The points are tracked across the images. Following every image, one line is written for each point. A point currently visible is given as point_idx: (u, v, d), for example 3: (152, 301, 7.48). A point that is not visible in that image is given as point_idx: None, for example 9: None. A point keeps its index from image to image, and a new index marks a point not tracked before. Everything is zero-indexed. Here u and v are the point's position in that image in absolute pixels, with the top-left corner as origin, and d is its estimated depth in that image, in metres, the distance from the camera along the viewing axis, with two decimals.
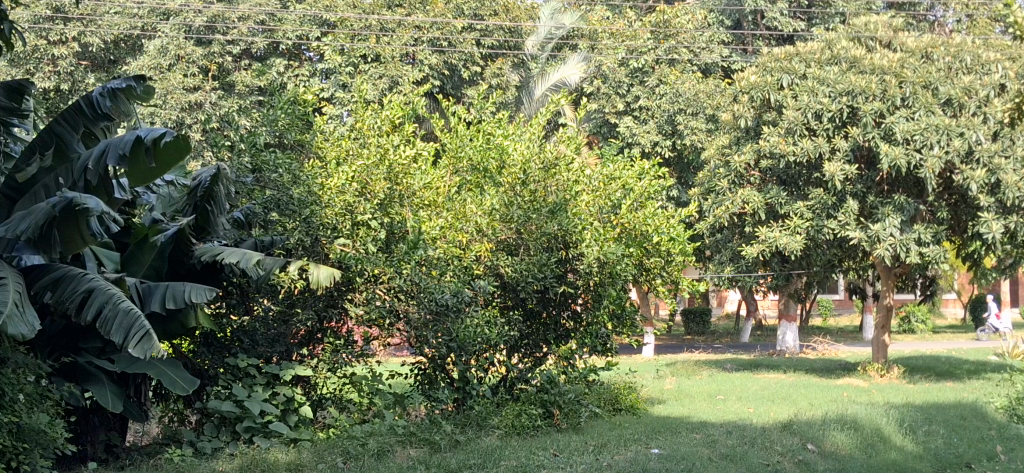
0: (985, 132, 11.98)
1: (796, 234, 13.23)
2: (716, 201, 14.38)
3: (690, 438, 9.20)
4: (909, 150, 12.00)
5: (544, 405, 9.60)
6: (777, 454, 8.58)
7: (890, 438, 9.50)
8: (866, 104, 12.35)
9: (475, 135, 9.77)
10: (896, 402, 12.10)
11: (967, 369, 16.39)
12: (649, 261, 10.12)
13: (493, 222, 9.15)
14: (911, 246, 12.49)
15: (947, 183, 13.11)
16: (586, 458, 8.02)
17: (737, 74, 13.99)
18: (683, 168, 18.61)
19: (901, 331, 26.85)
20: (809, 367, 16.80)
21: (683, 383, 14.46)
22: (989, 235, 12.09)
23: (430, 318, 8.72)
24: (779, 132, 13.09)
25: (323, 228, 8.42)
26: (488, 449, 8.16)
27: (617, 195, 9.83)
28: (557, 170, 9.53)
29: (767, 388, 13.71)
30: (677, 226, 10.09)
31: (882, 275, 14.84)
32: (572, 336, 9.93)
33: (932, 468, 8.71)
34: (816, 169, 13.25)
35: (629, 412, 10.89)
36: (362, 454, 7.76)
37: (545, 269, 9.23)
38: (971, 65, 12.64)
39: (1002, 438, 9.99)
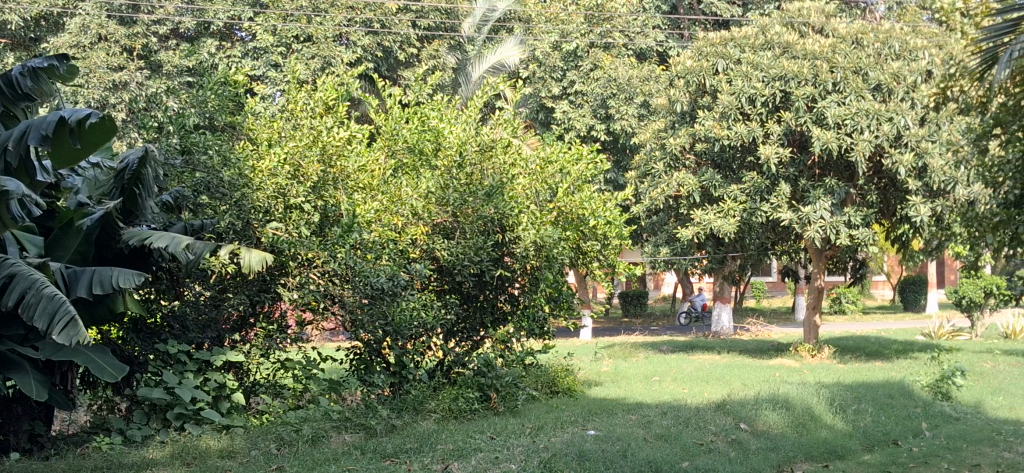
0: (914, 117, 12.20)
1: (730, 217, 13.37)
2: (652, 184, 14.51)
3: (626, 419, 9.28)
4: (840, 134, 12.25)
5: (481, 388, 9.66)
6: (710, 434, 8.69)
7: (820, 417, 9.69)
8: (798, 89, 12.56)
9: (411, 117, 9.71)
10: (826, 381, 12.37)
11: (895, 349, 16.80)
12: (585, 245, 10.15)
13: (429, 205, 9.10)
14: (841, 228, 12.72)
15: (876, 167, 13.37)
16: (522, 440, 8.02)
17: (673, 58, 14.15)
18: (619, 150, 18.73)
19: (833, 311, 27.44)
20: (742, 348, 17.06)
21: (620, 365, 14.57)
22: (917, 218, 12.34)
23: (366, 302, 8.58)
24: (713, 116, 13.26)
25: (255, 211, 8.25)
26: (425, 433, 8.13)
27: (554, 178, 9.92)
28: (492, 153, 9.55)
29: (701, 369, 13.88)
30: (613, 210, 10.15)
31: (813, 257, 15.12)
32: (508, 319, 9.94)
33: (861, 446, 8.93)
34: (749, 153, 13.42)
35: (567, 394, 10.94)
36: (297, 440, 7.65)
37: (481, 252, 9.18)
38: (898, 50, 12.79)
39: (927, 416, 10.32)
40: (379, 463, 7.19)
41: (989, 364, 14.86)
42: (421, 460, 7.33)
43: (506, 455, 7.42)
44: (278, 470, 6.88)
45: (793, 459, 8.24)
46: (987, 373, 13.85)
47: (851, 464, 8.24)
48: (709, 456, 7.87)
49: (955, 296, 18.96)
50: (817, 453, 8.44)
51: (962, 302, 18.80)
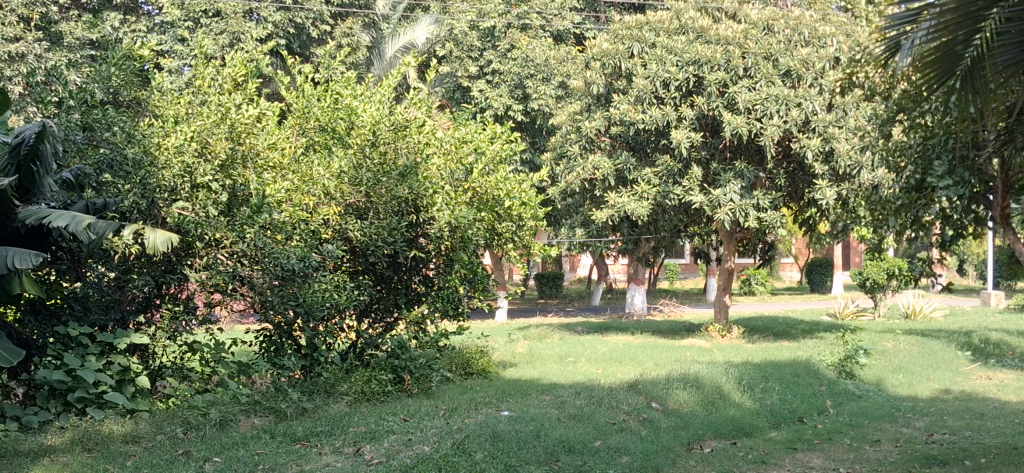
0: (822, 103, 12.48)
1: (644, 200, 13.50)
2: (568, 167, 14.56)
3: (540, 400, 9.32)
4: (750, 119, 12.46)
5: (395, 371, 9.46)
6: (623, 413, 8.79)
7: (729, 395, 9.88)
8: (711, 74, 12.72)
9: (322, 95, 9.55)
10: (735, 361, 12.62)
11: (802, 329, 17.26)
12: (500, 226, 10.12)
13: (341, 185, 8.90)
14: (750, 211, 12.94)
15: (785, 151, 13.64)
16: (436, 422, 7.97)
17: (590, 41, 14.25)
18: (536, 131, 18.82)
19: (743, 292, 28.11)
20: (655, 329, 17.31)
21: (534, 346, 14.60)
22: (823, 202, 12.62)
23: (277, 283, 8.38)
24: (628, 100, 13.35)
25: (159, 190, 7.85)
26: (336, 416, 8.03)
27: (469, 158, 9.84)
28: (406, 132, 9.44)
29: (614, 350, 14.03)
30: (529, 191, 10.18)
31: (724, 240, 15.39)
32: (422, 300, 9.86)
33: (768, 424, 9.13)
34: (663, 137, 13.55)
35: (481, 376, 10.95)
36: (204, 424, 7.46)
37: (395, 233, 9.09)
38: (808, 37, 13.00)
39: (832, 394, 10.65)
40: (289, 447, 7.06)
41: (891, 343, 15.39)
42: (332, 442, 7.24)
43: (419, 437, 7.37)
44: (183, 455, 6.71)
45: (703, 437, 8.38)
46: (888, 352, 14.33)
47: (758, 441, 8.42)
48: (621, 435, 7.96)
49: (859, 278, 19.59)
50: (725, 430, 8.60)
51: (865, 284, 19.42)
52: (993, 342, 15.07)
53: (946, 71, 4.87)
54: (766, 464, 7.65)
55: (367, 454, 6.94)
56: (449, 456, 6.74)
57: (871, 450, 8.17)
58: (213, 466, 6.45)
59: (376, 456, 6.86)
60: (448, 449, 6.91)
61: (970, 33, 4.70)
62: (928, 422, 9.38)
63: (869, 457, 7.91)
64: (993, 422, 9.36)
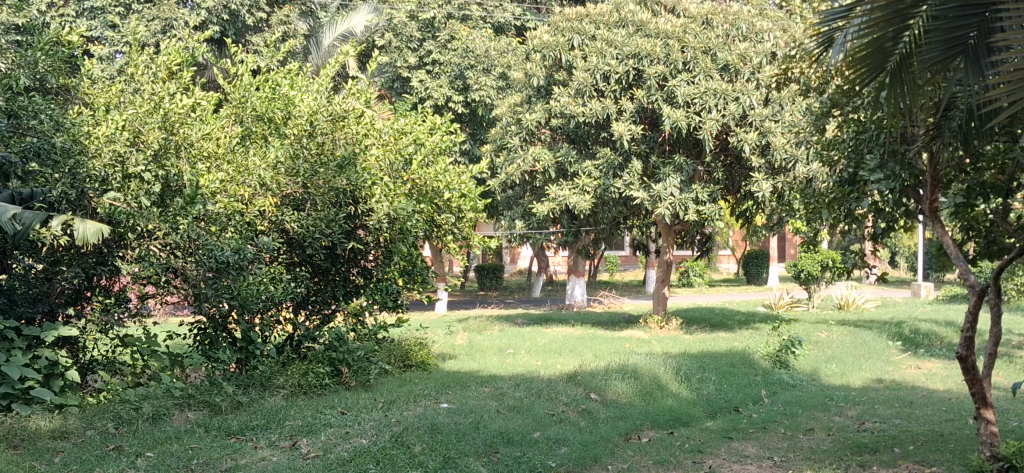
0: (758, 97, 12.65)
1: (584, 193, 13.53)
2: (508, 159, 14.53)
3: (479, 392, 9.30)
4: (689, 113, 12.58)
5: (332, 363, 9.45)
6: (562, 404, 8.81)
7: (666, 385, 9.97)
8: (651, 67, 12.82)
9: (261, 85, 9.52)
10: (673, 352, 12.75)
11: (738, 320, 17.53)
12: (440, 217, 10.11)
13: (277, 176, 8.77)
14: (689, 205, 13.04)
15: (722, 145, 13.79)
16: (374, 414, 7.91)
17: (530, 32, 14.27)
18: (476, 123, 18.81)
19: (681, 284, 28.45)
20: (594, 321, 17.41)
21: (474, 338, 14.57)
22: (760, 195, 12.76)
23: (211, 275, 8.11)
24: (569, 93, 13.40)
25: (90, 180, 7.57)
26: (273, 409, 7.93)
27: (409, 149, 9.82)
28: (344, 123, 9.34)
29: (554, 342, 14.06)
30: (467, 183, 10.24)
31: (663, 232, 15.51)
32: (361, 292, 9.75)
33: (704, 413, 9.26)
34: (603, 130, 13.62)
35: (420, 368, 10.90)
36: (136, 418, 7.30)
37: (333, 225, 8.96)
38: (746, 32, 13.07)
39: (767, 383, 10.84)
40: (224, 441, 6.95)
41: (824, 333, 15.70)
42: (268, 436, 7.14)
43: (358, 430, 7.30)
44: (115, 450, 6.56)
45: (640, 427, 8.45)
46: (822, 342, 14.61)
47: (694, 431, 8.53)
48: (560, 426, 7.98)
49: (794, 269, 19.95)
50: (662, 420, 8.70)
51: (800, 275, 19.80)
52: (922, 333, 15.46)
53: (876, 67, 4.93)
54: (702, 453, 7.75)
55: (304, 447, 6.87)
56: (387, 449, 6.69)
57: (804, 439, 8.32)
58: (146, 461, 6.31)
59: (313, 449, 6.79)
60: (386, 442, 6.85)
61: (900, 30, 4.76)
62: (859, 411, 9.58)
63: (803, 446, 8.05)
64: (921, 410, 9.59)
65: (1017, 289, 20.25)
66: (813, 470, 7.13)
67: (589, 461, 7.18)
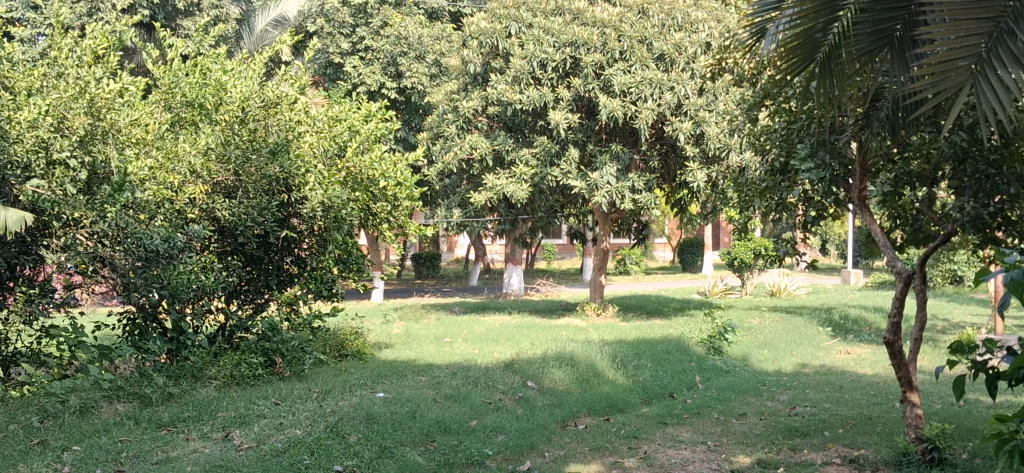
0: (693, 87, 12.77)
1: (521, 182, 13.51)
2: (445, 147, 14.40)
3: (416, 381, 9.24)
4: (625, 102, 12.66)
5: (265, 354, 9.27)
6: (499, 392, 8.81)
7: (603, 373, 10.03)
8: (588, 56, 12.89)
9: (190, 71, 9.29)
10: (609, 339, 12.85)
11: (673, 307, 17.75)
12: (376, 206, 10.02)
13: (208, 163, 8.58)
14: (626, 193, 13.08)
15: (658, 134, 13.89)
16: (308, 405, 7.81)
17: (466, 19, 14.18)
18: (410, 110, 18.69)
19: (618, 272, 28.68)
20: (531, 309, 17.45)
21: (411, 327, 14.49)
22: (694, 185, 12.86)
23: (140, 264, 7.81)
24: (506, 80, 13.35)
25: (11, 167, 7.12)
26: (205, 400, 7.79)
27: (343, 136, 9.73)
28: (277, 109, 9.23)
29: (491, 330, 14.06)
30: (404, 171, 10.19)
31: (599, 221, 15.58)
32: (295, 281, 9.67)
33: (640, 400, 9.35)
34: (540, 118, 13.65)
35: (355, 358, 10.80)
36: (63, 412, 7.10)
37: (265, 213, 8.82)
38: (682, 22, 13.16)
39: (701, 369, 10.99)
40: (155, 433, 6.81)
41: (757, 320, 15.96)
42: (200, 428, 7.01)
43: (292, 421, 7.20)
44: (39, 445, 6.37)
45: (577, 414, 8.49)
46: (755, 329, 14.85)
47: (630, 417, 8.61)
48: (497, 414, 7.98)
49: (728, 257, 20.21)
50: (598, 407, 8.75)
51: (733, 263, 20.09)
52: (851, 318, 15.82)
53: (805, 58, 5.00)
54: (637, 439, 7.81)
55: (236, 439, 6.76)
56: (322, 439, 6.61)
57: (737, 423, 8.45)
58: (72, 455, 6.16)
59: (246, 441, 6.68)
60: (321, 433, 6.76)
61: (829, 21, 4.82)
62: (790, 396, 9.77)
63: (736, 430, 8.17)
64: (850, 394, 9.81)
65: (942, 275, 20.82)
66: (745, 454, 7.25)
67: (526, 448, 7.20)
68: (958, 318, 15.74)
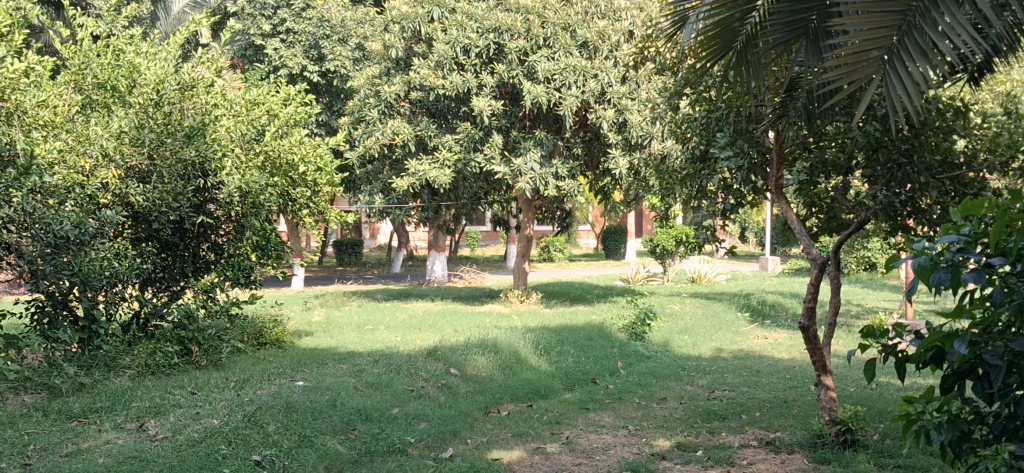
0: (616, 75, 12.85)
1: (444, 168, 13.39)
2: (366, 131, 14.20)
3: (336, 369, 9.12)
4: (549, 88, 12.65)
5: (181, 342, 9.04)
6: (421, 380, 8.74)
7: (526, 359, 10.05)
8: (511, 42, 12.81)
9: (102, 52, 9.05)
10: (532, 326, 12.87)
11: (596, 294, 17.89)
12: (295, 191, 9.83)
13: (120, 145, 8.24)
14: (550, 180, 13.07)
15: (582, 121, 13.93)
16: (225, 394, 7.64)
17: (388, 3, 14.02)
18: (333, 94, 18.44)
19: (542, 259, 28.80)
20: (455, 296, 17.39)
21: (332, 314, 14.32)
22: (618, 172, 12.92)
23: (48, 252, 7.38)
24: (429, 65, 13.24)
25: None
26: (118, 390, 7.56)
27: (261, 120, 9.59)
28: (193, 92, 9.05)
29: (414, 317, 13.96)
30: (324, 156, 10.06)
31: (523, 207, 15.59)
32: (211, 268, 9.40)
33: (562, 386, 9.39)
34: (463, 104, 13.59)
35: (274, 346, 10.61)
36: None
37: (181, 198, 8.54)
38: (604, 10, 13.22)
39: (623, 355, 11.09)
40: (64, 425, 6.58)
41: (678, 306, 16.18)
42: (113, 419, 6.81)
43: (208, 410, 7.02)
44: None
45: (500, 401, 8.48)
46: (676, 314, 15.07)
47: (553, 403, 8.64)
48: (419, 402, 7.93)
49: (651, 244, 20.43)
50: (521, 393, 8.77)
51: (656, 250, 20.34)
52: (769, 304, 16.15)
53: (723, 47, 5.03)
54: (560, 424, 7.84)
55: (151, 429, 6.57)
56: (240, 429, 6.46)
57: (657, 408, 8.55)
58: None
59: (162, 431, 6.50)
60: (238, 422, 6.61)
61: (746, 12, 4.86)
62: (709, 380, 9.92)
63: (656, 414, 8.27)
64: (767, 378, 10.01)
65: (857, 262, 21.40)
66: (664, 438, 7.33)
67: (449, 436, 7.16)
68: (871, 303, 16.19)
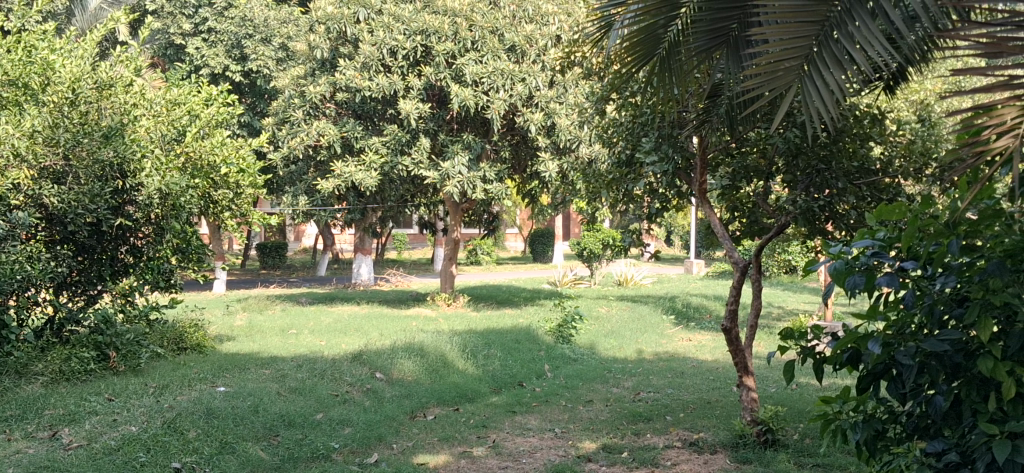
0: (544, 78, 12.92)
1: (370, 170, 13.28)
2: (290, 132, 14.00)
3: (259, 374, 8.98)
4: (477, 92, 12.66)
5: (98, 348, 8.70)
6: (346, 384, 8.66)
7: (452, 363, 10.03)
8: (439, 44, 12.78)
9: (12, 47, 8.66)
10: (459, 329, 12.83)
11: (523, 297, 17.95)
12: (217, 193, 9.67)
13: (33, 145, 7.90)
14: (477, 183, 13.08)
15: (509, 124, 13.95)
16: (144, 401, 7.45)
17: (313, 3, 13.86)
18: (256, 94, 18.16)
19: (469, 262, 28.79)
20: (382, 299, 17.27)
21: (254, 318, 14.07)
22: (546, 176, 12.99)
23: None
24: (355, 67, 13.15)
25: None
26: (30, 397, 7.31)
27: (182, 120, 9.44)
28: (111, 92, 8.86)
29: (339, 321, 13.81)
30: (247, 158, 9.94)
31: (450, 210, 15.56)
32: (130, 272, 9.16)
33: (489, 389, 9.39)
34: (390, 106, 13.51)
35: (195, 351, 10.39)
36: None
37: (97, 200, 8.26)
38: (532, 14, 13.23)
39: (549, 358, 11.14)
40: None
41: (604, 309, 16.32)
42: (24, 427, 6.58)
43: (126, 417, 6.84)
44: None
45: (426, 405, 8.45)
46: (602, 317, 15.19)
47: (480, 406, 8.64)
48: (344, 407, 7.85)
49: (578, 247, 20.60)
50: (448, 397, 8.74)
51: (583, 253, 20.52)
52: (693, 307, 16.40)
53: (646, 53, 5.11)
54: (486, 428, 7.83)
55: (65, 438, 6.37)
56: (159, 436, 6.30)
57: (584, 410, 8.61)
58: None
59: (76, 439, 6.30)
60: (157, 429, 6.45)
61: (669, 18, 4.92)
62: (635, 382, 10.03)
63: (582, 417, 8.32)
64: (691, 379, 10.16)
65: (779, 265, 21.88)
66: (590, 440, 7.38)
67: (374, 441, 7.10)
68: (792, 306, 16.56)
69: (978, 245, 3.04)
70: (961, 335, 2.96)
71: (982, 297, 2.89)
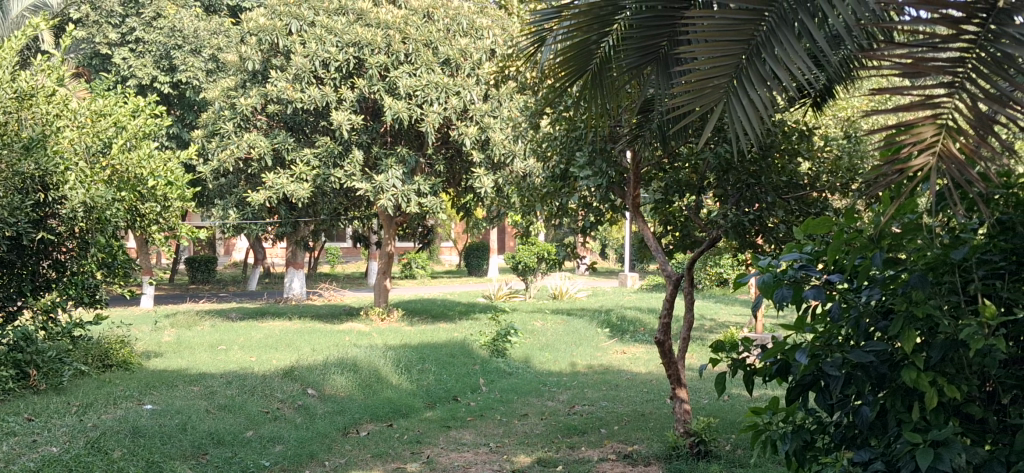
0: (478, 92, 12.94)
1: (302, 183, 13.11)
2: (220, 144, 13.75)
3: (188, 391, 8.77)
4: (410, 104, 12.62)
5: (17, 366, 8.41)
6: (276, 401, 8.50)
7: (386, 378, 9.93)
8: (372, 57, 12.69)
9: None
10: (393, 344, 12.72)
11: (457, 311, 17.89)
12: (144, 206, 9.44)
13: None
14: (411, 197, 13.02)
15: (443, 137, 13.91)
16: (66, 420, 7.20)
17: (244, 14, 13.66)
18: (185, 105, 17.83)
19: (404, 276, 28.61)
20: (314, 314, 17.04)
21: (183, 334, 13.76)
22: (481, 190, 12.98)
23: None
24: (287, 78, 12.99)
25: None
26: None
27: (108, 132, 9.22)
28: (32, 101, 8.52)
29: (270, 336, 13.58)
30: (175, 170, 9.74)
31: (384, 224, 15.45)
32: (53, 286, 8.78)
33: (423, 404, 9.31)
34: (323, 118, 13.37)
35: (121, 368, 10.11)
36: None
37: (19, 213, 7.85)
38: (466, 28, 13.25)
39: (484, 372, 11.10)
40: None
41: (539, 322, 16.34)
42: None
43: (46, 438, 6.61)
44: None
45: (359, 421, 8.34)
46: (537, 331, 15.21)
47: (413, 422, 8.56)
48: (275, 424, 7.70)
49: (512, 260, 20.61)
50: (381, 413, 8.64)
51: (518, 267, 20.54)
52: (627, 320, 16.51)
53: (579, 69, 5.14)
54: (420, 444, 7.76)
55: None
56: (81, 456, 6.09)
57: (518, 424, 8.58)
58: None
59: None
60: (79, 449, 6.23)
61: (601, 35, 4.96)
62: (569, 395, 10.04)
63: (516, 431, 8.29)
64: (624, 392, 10.21)
65: (710, 278, 22.18)
66: (525, 454, 7.36)
67: (306, 458, 6.98)
68: (723, 318, 16.79)
69: (901, 258, 3.11)
70: (886, 347, 3.02)
71: (905, 309, 2.95)
